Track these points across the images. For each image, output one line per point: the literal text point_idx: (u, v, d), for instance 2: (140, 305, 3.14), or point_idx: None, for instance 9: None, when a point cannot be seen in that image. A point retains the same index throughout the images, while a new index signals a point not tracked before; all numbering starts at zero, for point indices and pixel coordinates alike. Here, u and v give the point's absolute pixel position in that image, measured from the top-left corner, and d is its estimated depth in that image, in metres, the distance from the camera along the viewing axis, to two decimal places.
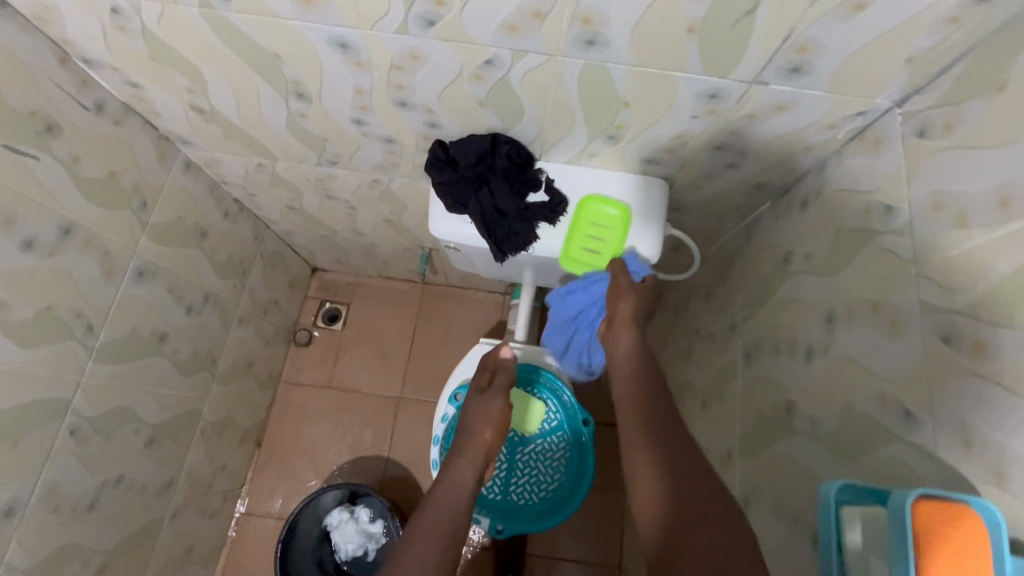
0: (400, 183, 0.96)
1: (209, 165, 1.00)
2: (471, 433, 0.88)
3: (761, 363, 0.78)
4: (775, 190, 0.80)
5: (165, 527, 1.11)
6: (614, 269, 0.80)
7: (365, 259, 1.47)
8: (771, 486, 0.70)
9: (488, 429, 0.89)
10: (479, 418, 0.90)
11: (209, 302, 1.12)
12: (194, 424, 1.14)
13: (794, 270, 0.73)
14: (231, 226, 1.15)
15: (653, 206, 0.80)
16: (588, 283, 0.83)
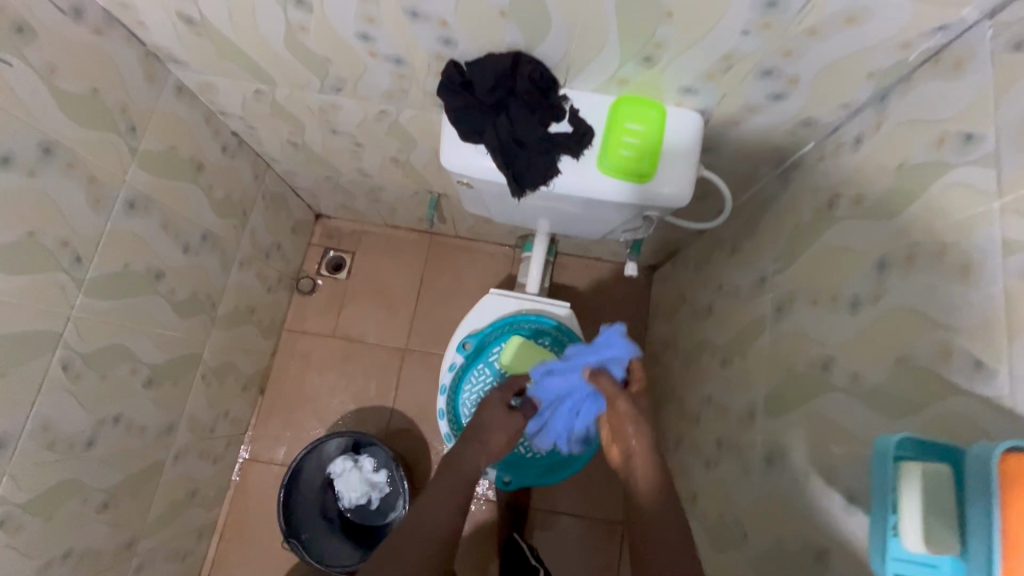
0: (409, 115, 0.89)
1: (203, 90, 0.92)
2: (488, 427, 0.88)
3: (793, 317, 0.73)
4: (823, 128, 0.72)
5: (168, 468, 1.09)
6: (595, 368, 0.79)
7: (371, 204, 1.40)
8: (801, 446, 0.66)
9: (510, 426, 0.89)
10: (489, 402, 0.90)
11: (208, 242, 1.07)
12: (195, 367, 1.11)
13: (839, 215, 0.67)
14: (229, 161, 1.08)
15: (686, 144, 0.73)
16: (570, 370, 0.81)
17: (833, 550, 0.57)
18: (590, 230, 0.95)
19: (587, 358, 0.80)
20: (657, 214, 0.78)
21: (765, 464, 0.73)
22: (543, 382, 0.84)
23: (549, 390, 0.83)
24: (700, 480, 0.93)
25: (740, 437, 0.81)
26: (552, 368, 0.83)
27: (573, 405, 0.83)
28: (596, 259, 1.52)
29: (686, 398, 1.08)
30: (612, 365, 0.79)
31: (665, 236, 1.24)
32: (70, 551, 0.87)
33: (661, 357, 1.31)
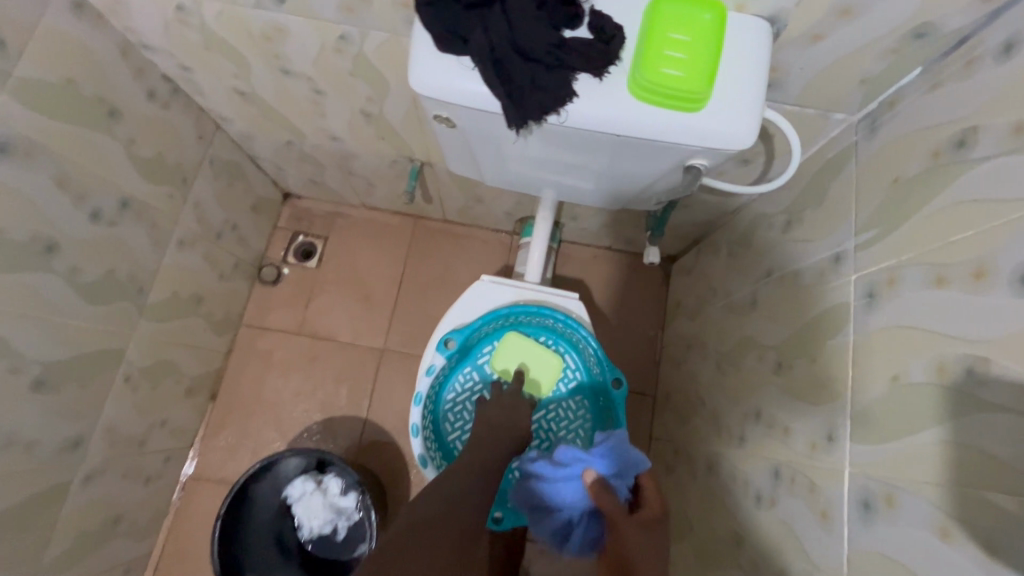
0: (377, 42, 0.68)
1: (113, 10, 0.72)
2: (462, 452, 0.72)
3: (896, 303, 0.52)
4: (940, 41, 0.52)
5: (77, 492, 0.88)
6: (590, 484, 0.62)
7: (344, 179, 1.19)
8: (927, 488, 0.45)
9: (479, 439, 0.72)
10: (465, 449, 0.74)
11: (130, 210, 0.86)
12: (114, 368, 0.90)
13: (977, 155, 0.47)
14: (159, 113, 0.87)
15: (749, 63, 0.53)
16: (557, 479, 0.67)
17: None
18: (608, 192, 0.75)
19: (587, 457, 0.67)
20: (705, 163, 0.58)
21: (857, 510, 0.52)
22: (528, 492, 0.69)
23: (538, 499, 0.67)
24: (745, 520, 0.73)
25: (811, 466, 0.61)
26: (543, 468, 0.69)
27: (565, 514, 0.65)
28: (606, 248, 1.32)
29: (722, 412, 0.87)
30: (612, 480, 0.65)
31: (692, 217, 1.04)
32: None
33: (684, 363, 1.10)
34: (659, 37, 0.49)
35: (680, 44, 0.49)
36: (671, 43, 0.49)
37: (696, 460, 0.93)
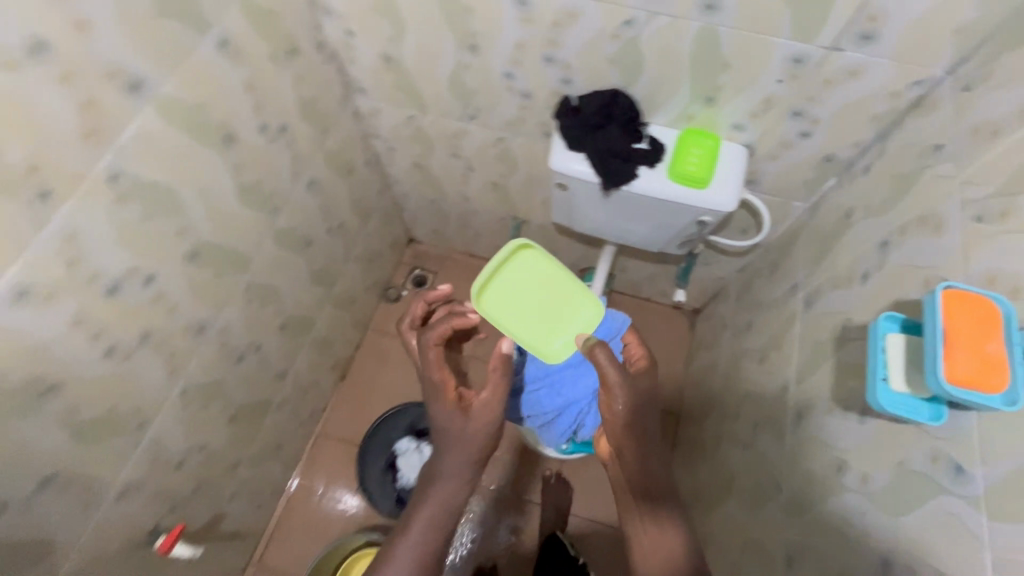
0: (520, 142, 1.17)
1: (370, 115, 1.25)
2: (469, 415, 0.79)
3: (821, 303, 0.91)
4: (841, 163, 0.95)
5: (271, 412, 1.28)
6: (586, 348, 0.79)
7: (460, 230, 1.67)
8: (825, 393, 0.80)
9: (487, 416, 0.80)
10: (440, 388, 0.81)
11: (341, 230, 1.34)
12: (308, 332, 1.34)
13: (855, 221, 0.87)
14: (368, 174, 1.38)
15: (734, 168, 0.97)
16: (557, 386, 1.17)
17: (849, 458, 0.71)
18: (651, 241, 1.17)
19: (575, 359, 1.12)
20: (710, 219, 1.00)
21: (795, 421, 0.87)
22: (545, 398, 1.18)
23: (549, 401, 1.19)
24: (738, 465, 1.05)
25: (775, 411, 0.95)
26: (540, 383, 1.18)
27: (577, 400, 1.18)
28: (646, 299, 1.71)
29: (726, 404, 1.21)
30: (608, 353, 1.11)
31: (710, 273, 1.44)
32: (203, 447, 1.05)
33: (702, 383, 1.44)
34: (685, 151, 0.95)
35: (695, 156, 0.94)
36: (691, 156, 0.94)
37: (707, 445, 1.25)
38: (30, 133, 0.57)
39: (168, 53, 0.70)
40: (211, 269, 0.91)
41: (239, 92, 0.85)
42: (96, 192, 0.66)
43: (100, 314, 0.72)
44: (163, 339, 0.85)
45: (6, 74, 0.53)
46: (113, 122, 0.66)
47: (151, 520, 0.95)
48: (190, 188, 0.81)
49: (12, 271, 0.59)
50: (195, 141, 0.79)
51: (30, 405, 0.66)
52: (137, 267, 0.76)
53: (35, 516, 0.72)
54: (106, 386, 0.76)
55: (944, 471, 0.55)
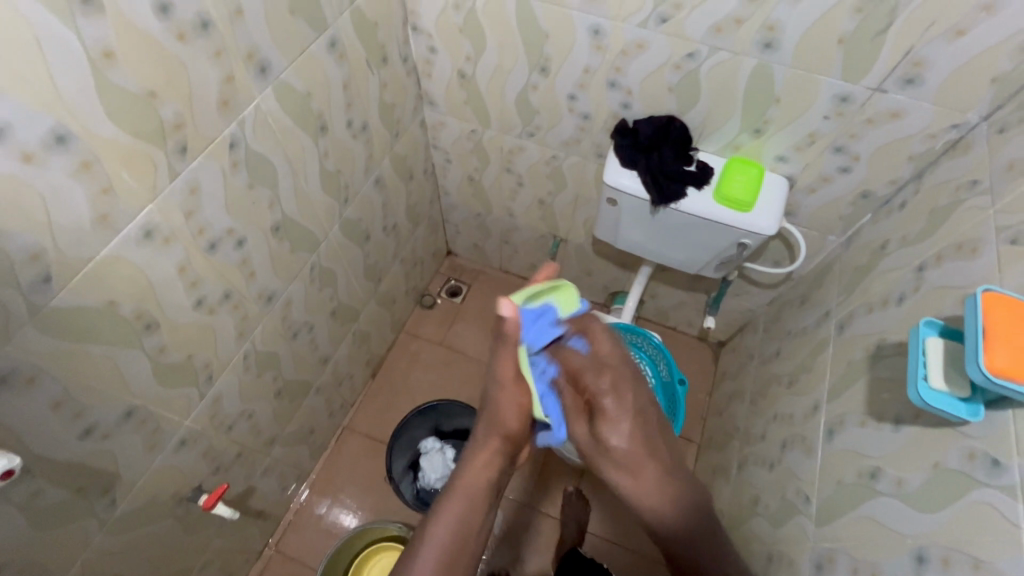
0: (572, 161, 1.26)
1: (435, 127, 1.35)
2: (497, 417, 0.81)
3: (855, 327, 0.95)
4: (878, 200, 1.02)
5: (309, 395, 1.32)
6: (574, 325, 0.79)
7: (499, 246, 1.74)
8: (858, 407, 0.84)
9: (514, 416, 0.80)
10: (502, 410, 0.81)
11: (394, 230, 1.42)
12: (352, 323, 1.40)
13: (890, 250, 0.93)
14: (423, 182, 1.48)
15: (776, 196, 1.05)
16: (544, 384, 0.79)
17: (882, 465, 0.74)
18: (690, 262, 1.23)
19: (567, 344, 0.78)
20: (751, 242, 1.07)
21: (826, 436, 0.90)
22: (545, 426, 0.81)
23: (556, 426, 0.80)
24: (763, 483, 1.07)
25: (805, 429, 0.98)
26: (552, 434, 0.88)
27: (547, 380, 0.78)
28: (673, 328, 1.74)
29: (752, 428, 1.23)
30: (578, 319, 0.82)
31: (740, 304, 1.49)
32: (251, 416, 1.10)
33: (725, 411, 1.46)
34: (731, 176, 1.02)
35: (740, 182, 1.02)
36: (736, 182, 1.02)
37: (731, 469, 1.26)
38: (184, 94, 0.66)
39: (291, 44, 0.80)
40: (289, 244, 0.99)
41: (338, 89, 0.95)
42: (218, 154, 0.75)
43: (199, 266, 0.79)
44: (240, 301, 0.91)
45: (177, 43, 0.63)
46: (241, 97, 0.75)
47: (197, 477, 1.00)
48: (286, 166, 0.90)
49: (147, 211, 0.67)
50: (298, 125, 0.89)
51: (134, 337, 0.73)
52: (234, 230, 0.83)
53: (113, 446, 0.77)
54: (191, 334, 0.83)
55: (982, 466, 0.58)
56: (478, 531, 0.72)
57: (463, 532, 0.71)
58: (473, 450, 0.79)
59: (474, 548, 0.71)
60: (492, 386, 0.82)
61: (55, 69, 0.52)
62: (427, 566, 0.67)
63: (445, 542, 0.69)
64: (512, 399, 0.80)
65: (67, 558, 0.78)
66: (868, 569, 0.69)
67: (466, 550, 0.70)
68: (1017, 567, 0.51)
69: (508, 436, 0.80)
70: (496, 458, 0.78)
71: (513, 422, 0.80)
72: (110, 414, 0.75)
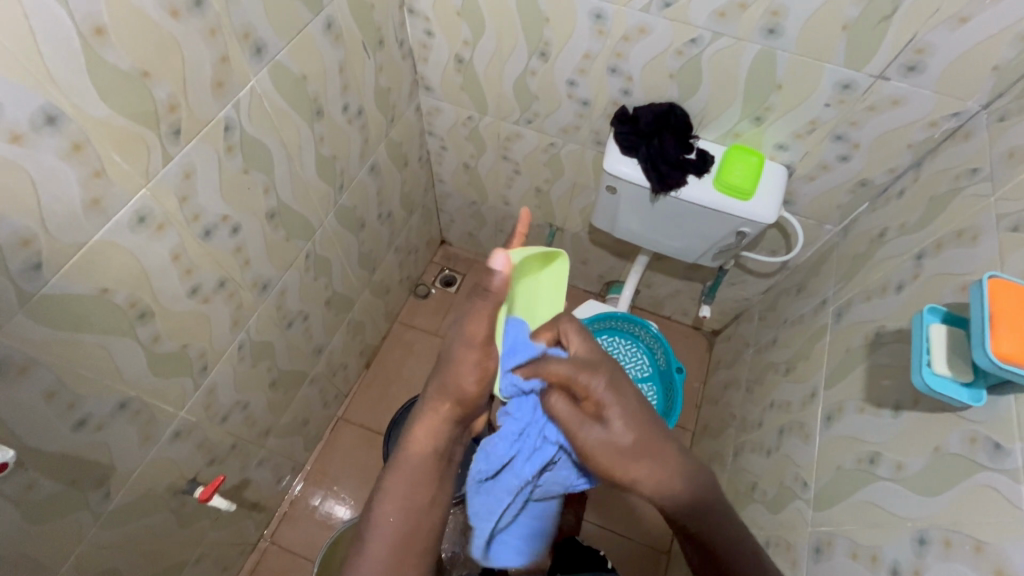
0: (570, 149, 1.25)
1: (430, 113, 1.33)
2: (448, 382, 0.65)
3: (853, 315, 0.96)
4: (876, 188, 1.03)
5: (304, 385, 1.31)
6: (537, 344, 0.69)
7: (494, 234, 1.72)
8: (856, 394, 0.85)
9: (471, 379, 0.64)
10: (452, 378, 0.65)
11: (388, 218, 1.40)
12: (347, 313, 1.38)
13: (889, 239, 0.94)
14: (418, 169, 1.46)
15: (776, 184, 1.05)
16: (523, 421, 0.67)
17: (881, 450, 0.75)
18: (688, 251, 1.23)
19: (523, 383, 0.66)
20: (750, 230, 1.07)
21: (824, 423, 0.91)
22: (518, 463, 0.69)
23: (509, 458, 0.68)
24: (760, 469, 1.08)
25: (802, 416, 0.99)
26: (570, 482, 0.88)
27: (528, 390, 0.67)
28: (668, 317, 1.75)
29: (748, 416, 1.24)
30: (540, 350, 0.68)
31: (736, 293, 1.50)
32: (246, 406, 1.08)
33: (720, 398, 1.48)
34: (732, 164, 1.02)
35: (740, 170, 1.01)
36: (737, 170, 1.02)
37: (727, 456, 1.27)
38: (177, 74, 0.64)
39: (287, 24, 0.78)
40: (284, 231, 0.97)
41: (334, 71, 0.93)
42: (213, 138, 0.72)
43: (194, 253, 0.77)
44: (235, 289, 0.89)
45: (170, 20, 0.61)
46: (236, 78, 0.73)
47: (192, 469, 0.98)
48: (282, 151, 0.88)
49: (140, 196, 0.65)
50: (293, 109, 0.86)
51: (128, 326, 0.71)
52: (229, 216, 0.81)
53: (106, 437, 0.75)
54: (185, 323, 0.81)
55: (983, 449, 0.59)
56: (431, 507, 0.64)
57: (414, 508, 0.63)
58: (416, 423, 0.66)
59: (430, 526, 0.64)
60: (453, 340, 0.65)
61: (44, 44, 0.50)
62: (381, 541, 0.62)
63: (394, 525, 0.62)
64: (474, 362, 0.64)
65: (62, 552, 0.76)
66: (868, 552, 0.70)
67: (419, 528, 0.63)
68: (1018, 548, 0.52)
69: (460, 403, 0.65)
70: (444, 425, 0.65)
71: (469, 387, 0.64)
72: (104, 405, 0.73)
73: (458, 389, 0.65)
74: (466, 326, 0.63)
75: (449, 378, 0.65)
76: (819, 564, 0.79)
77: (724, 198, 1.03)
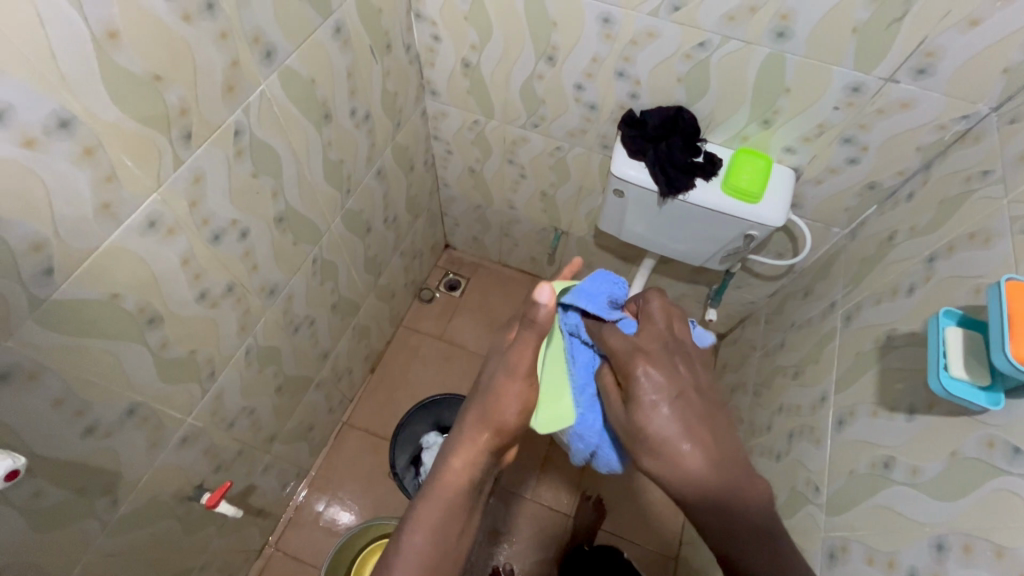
0: (576, 153, 1.25)
1: (436, 117, 1.33)
2: (491, 411, 0.67)
3: (863, 318, 0.95)
4: (884, 192, 1.03)
5: (310, 390, 1.30)
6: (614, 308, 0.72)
7: (499, 238, 1.72)
8: (868, 397, 0.84)
9: (513, 410, 0.67)
10: (492, 407, 0.67)
11: (394, 223, 1.40)
12: (352, 317, 1.38)
13: (898, 242, 0.93)
14: (423, 173, 1.45)
15: (783, 188, 1.04)
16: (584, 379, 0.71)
17: (895, 454, 0.74)
18: (695, 254, 1.23)
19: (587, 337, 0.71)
20: (758, 234, 1.07)
21: (836, 427, 0.90)
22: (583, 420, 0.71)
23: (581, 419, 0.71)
24: (770, 474, 1.07)
25: (813, 420, 0.99)
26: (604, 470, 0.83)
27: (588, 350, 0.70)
28: None
29: (757, 420, 1.23)
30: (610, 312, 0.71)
31: (742, 296, 1.49)
32: (252, 412, 1.07)
33: (727, 402, 1.47)
34: (739, 167, 1.02)
35: (748, 174, 1.01)
36: (745, 173, 1.01)
37: None
38: (189, 79, 0.64)
39: (296, 28, 0.78)
40: (292, 236, 0.97)
41: (342, 76, 0.93)
42: (223, 142, 0.72)
43: (203, 258, 0.77)
44: (243, 294, 0.89)
45: (183, 25, 0.61)
46: (246, 83, 0.72)
47: (198, 475, 0.97)
48: (290, 155, 0.87)
49: (151, 201, 0.65)
50: (302, 114, 0.86)
51: (136, 331, 0.70)
52: (238, 220, 0.81)
53: (114, 444, 0.75)
54: (194, 328, 0.80)
55: (1002, 454, 0.59)
56: (459, 540, 0.63)
57: (443, 538, 0.62)
58: (453, 452, 0.66)
59: (456, 559, 0.62)
60: (498, 370, 0.69)
61: (58, 49, 0.49)
62: (408, 571, 0.59)
63: (422, 552, 0.60)
64: (517, 395, 0.67)
65: (67, 559, 0.76)
66: (884, 557, 0.69)
67: (447, 560, 0.61)
68: None
69: (500, 432, 0.67)
70: (482, 455, 0.66)
71: (509, 419, 0.67)
72: (112, 411, 0.72)
73: (501, 417, 0.66)
74: (510, 358, 0.67)
75: (491, 409, 0.67)
76: (834, 570, 0.78)
77: (732, 202, 1.03)
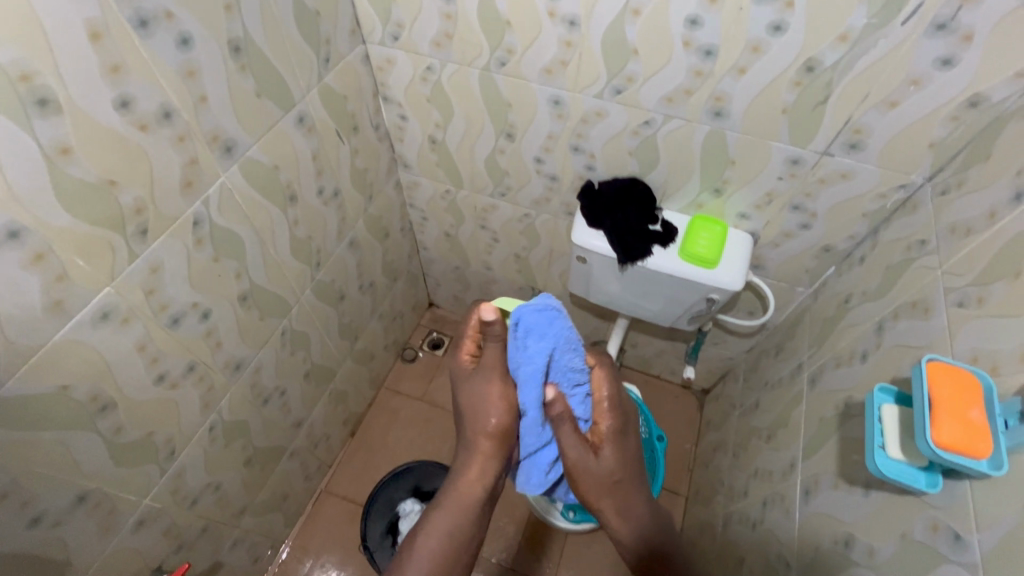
0: (544, 219, 1.29)
1: (409, 187, 1.38)
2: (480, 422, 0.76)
3: (825, 382, 0.95)
4: (839, 254, 1.04)
5: (283, 459, 1.29)
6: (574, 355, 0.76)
7: (479, 297, 1.74)
8: (830, 468, 0.83)
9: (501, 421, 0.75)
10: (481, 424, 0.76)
11: (370, 288, 1.43)
12: (328, 384, 1.39)
13: (854, 304, 0.94)
14: (400, 239, 1.50)
15: (740, 252, 1.07)
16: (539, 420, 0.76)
17: (855, 531, 0.72)
18: (664, 315, 1.24)
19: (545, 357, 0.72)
20: (719, 297, 1.08)
21: (802, 497, 0.88)
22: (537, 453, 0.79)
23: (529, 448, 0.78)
24: (747, 544, 1.03)
25: (783, 487, 0.97)
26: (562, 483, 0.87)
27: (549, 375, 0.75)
28: (656, 376, 1.73)
29: (735, 483, 1.20)
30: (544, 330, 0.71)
31: (719, 353, 1.49)
32: (218, 487, 1.06)
33: (711, 462, 1.43)
34: (693, 235, 1.04)
35: (704, 242, 1.03)
36: (700, 241, 1.03)
37: (717, 526, 1.22)
38: (145, 180, 0.68)
39: (257, 125, 0.83)
40: (258, 312, 0.99)
41: (307, 160, 0.98)
42: (181, 234, 0.76)
43: (160, 343, 0.79)
44: (205, 372, 0.90)
45: (138, 134, 0.65)
46: (205, 176, 0.77)
47: (156, 557, 0.96)
48: (253, 237, 0.91)
49: (103, 293, 0.68)
50: (265, 198, 0.90)
51: (87, 419, 0.71)
52: (198, 302, 0.83)
53: (61, 533, 0.74)
54: (150, 410, 0.81)
55: (945, 539, 0.57)
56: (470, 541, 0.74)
57: (458, 534, 0.73)
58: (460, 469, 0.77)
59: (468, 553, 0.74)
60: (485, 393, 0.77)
61: (10, 171, 0.54)
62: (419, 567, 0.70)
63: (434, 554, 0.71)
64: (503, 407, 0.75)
65: None
66: None
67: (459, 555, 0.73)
68: None
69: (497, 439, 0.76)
70: (487, 466, 0.76)
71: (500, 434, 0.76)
72: (60, 500, 0.72)
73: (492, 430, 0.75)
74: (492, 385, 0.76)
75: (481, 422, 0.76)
76: None
77: (688, 267, 1.05)
